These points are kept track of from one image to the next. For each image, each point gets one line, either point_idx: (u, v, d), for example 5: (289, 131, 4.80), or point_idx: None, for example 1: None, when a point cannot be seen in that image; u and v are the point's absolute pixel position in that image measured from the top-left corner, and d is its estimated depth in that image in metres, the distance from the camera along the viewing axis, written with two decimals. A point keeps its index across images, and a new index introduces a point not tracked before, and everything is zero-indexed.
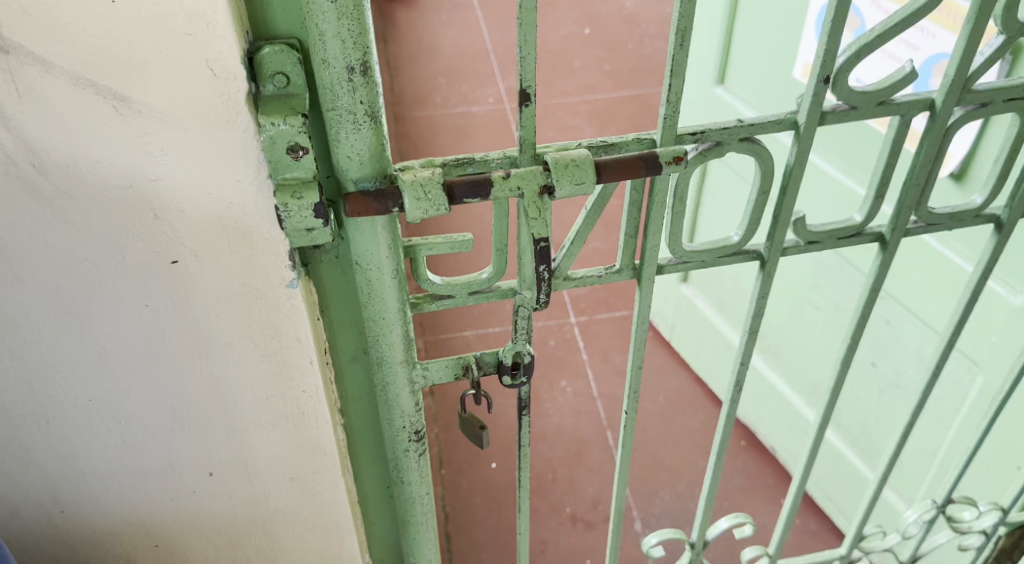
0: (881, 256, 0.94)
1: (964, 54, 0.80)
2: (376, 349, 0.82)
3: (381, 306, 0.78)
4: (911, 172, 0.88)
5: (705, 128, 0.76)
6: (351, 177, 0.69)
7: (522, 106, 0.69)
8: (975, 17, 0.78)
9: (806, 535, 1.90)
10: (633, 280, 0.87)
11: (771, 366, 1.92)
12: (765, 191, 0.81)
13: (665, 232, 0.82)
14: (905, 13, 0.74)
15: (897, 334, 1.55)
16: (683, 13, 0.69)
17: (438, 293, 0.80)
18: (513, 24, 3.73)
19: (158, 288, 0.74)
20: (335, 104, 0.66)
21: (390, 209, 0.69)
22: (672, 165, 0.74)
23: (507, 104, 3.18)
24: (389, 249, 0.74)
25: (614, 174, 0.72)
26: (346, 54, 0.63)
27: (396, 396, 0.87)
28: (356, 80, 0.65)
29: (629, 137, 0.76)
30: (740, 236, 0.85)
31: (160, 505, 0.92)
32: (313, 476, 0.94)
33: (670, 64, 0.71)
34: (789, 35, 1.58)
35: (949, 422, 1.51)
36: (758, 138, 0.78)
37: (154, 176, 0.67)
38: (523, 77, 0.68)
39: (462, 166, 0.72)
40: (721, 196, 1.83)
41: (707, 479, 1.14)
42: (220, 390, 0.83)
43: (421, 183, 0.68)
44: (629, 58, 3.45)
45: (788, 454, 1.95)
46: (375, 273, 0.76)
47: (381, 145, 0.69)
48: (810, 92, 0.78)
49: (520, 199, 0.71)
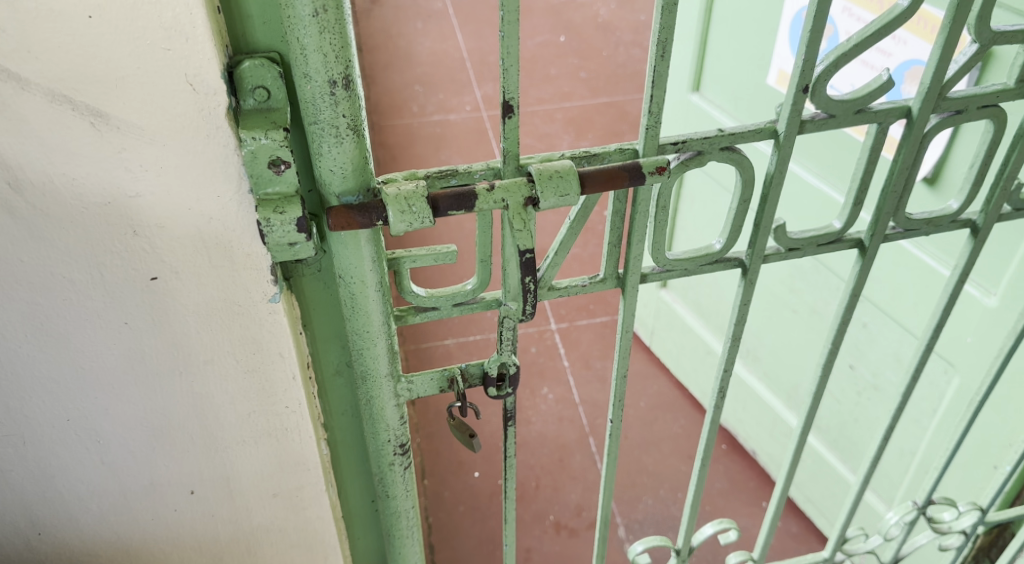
0: (860, 263, 0.95)
1: (940, 65, 0.81)
2: (360, 363, 0.83)
3: (365, 318, 0.79)
4: (889, 179, 0.89)
5: (687, 137, 0.77)
6: (334, 192, 0.69)
7: (506, 118, 0.69)
8: (951, 26, 0.79)
9: (788, 538, 1.92)
10: (617, 289, 0.87)
11: (751, 370, 1.94)
12: (746, 200, 0.82)
13: (648, 241, 0.83)
14: (883, 23, 0.75)
15: (873, 335, 1.57)
16: (663, 23, 0.69)
17: (423, 305, 0.80)
18: (487, 33, 3.74)
19: (138, 306, 0.75)
20: (316, 117, 0.66)
21: (374, 223, 0.69)
22: (655, 175, 0.74)
23: (484, 113, 3.19)
24: (371, 263, 0.75)
25: (597, 186, 0.72)
26: (328, 68, 0.63)
27: (380, 409, 0.87)
28: (339, 93, 0.65)
29: (611, 147, 0.76)
30: (722, 244, 0.86)
31: (140, 526, 0.92)
32: (296, 492, 0.94)
33: (651, 77, 0.71)
34: (762, 41, 1.60)
35: (926, 422, 1.53)
36: (738, 147, 0.79)
37: (133, 193, 0.68)
38: (506, 89, 0.68)
39: (445, 178, 0.72)
40: (698, 201, 1.85)
41: (692, 485, 1.14)
42: (203, 408, 0.84)
43: (405, 197, 0.68)
44: (604, 65, 3.48)
45: (769, 457, 1.97)
46: (357, 286, 0.76)
47: (364, 157, 0.69)
48: (790, 101, 0.79)
49: (505, 210, 0.72)
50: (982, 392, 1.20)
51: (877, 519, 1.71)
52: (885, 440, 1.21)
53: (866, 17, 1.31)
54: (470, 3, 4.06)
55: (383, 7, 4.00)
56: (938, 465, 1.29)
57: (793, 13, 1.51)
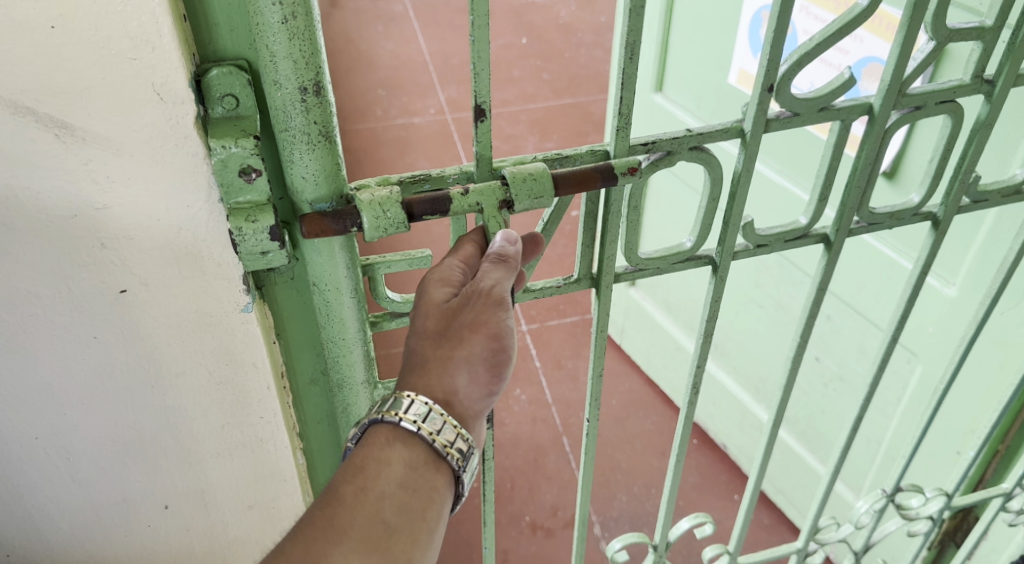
0: (826, 257, 0.97)
1: (899, 63, 0.83)
2: (336, 371, 0.83)
3: (340, 326, 0.78)
4: (852, 176, 0.90)
5: (656, 138, 0.78)
6: (306, 199, 0.69)
7: (478, 122, 0.69)
8: (908, 25, 0.80)
9: (760, 529, 1.95)
10: (590, 289, 0.88)
11: (719, 365, 1.96)
12: (715, 199, 0.83)
13: (621, 241, 0.83)
14: (842, 22, 0.76)
15: (838, 328, 1.60)
16: (631, 26, 0.70)
17: (399, 311, 0.80)
18: (449, 35, 3.74)
19: (108, 319, 0.74)
20: (288, 124, 0.65)
21: (349, 229, 0.69)
22: (626, 176, 0.75)
23: (449, 115, 3.18)
24: (346, 270, 0.74)
25: (570, 187, 0.73)
26: (298, 75, 0.63)
27: (358, 416, 0.87)
28: (309, 100, 0.64)
29: (582, 149, 0.76)
30: (693, 242, 0.87)
31: (113, 543, 0.91)
32: (273, 502, 0.94)
33: (621, 79, 0.72)
34: (723, 41, 1.62)
35: (892, 411, 1.56)
36: (706, 146, 0.80)
37: (100, 205, 0.67)
38: (478, 95, 0.68)
39: (418, 183, 0.72)
40: (665, 199, 1.87)
41: (668, 483, 1.15)
42: (175, 420, 0.83)
43: (380, 202, 0.68)
44: (567, 67, 3.49)
45: (739, 450, 1.99)
46: (331, 293, 0.76)
47: (337, 164, 0.69)
48: (756, 101, 0.80)
49: (479, 212, 0.72)
50: (944, 381, 1.22)
51: (847, 508, 1.74)
52: (853, 431, 1.23)
53: (824, 16, 1.33)
54: (431, 6, 4.06)
55: (344, 11, 3.98)
56: (901, 460, 1.33)
57: (753, 13, 1.53)
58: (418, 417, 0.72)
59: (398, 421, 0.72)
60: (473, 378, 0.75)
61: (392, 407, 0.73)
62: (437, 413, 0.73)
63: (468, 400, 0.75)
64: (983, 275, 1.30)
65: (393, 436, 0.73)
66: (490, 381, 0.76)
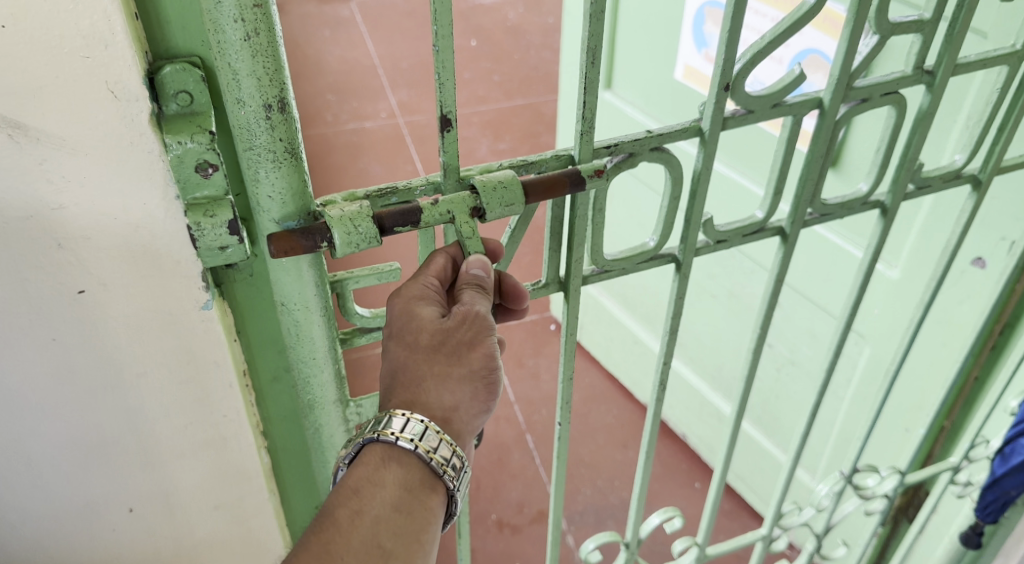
0: (783, 250, 1.00)
1: (847, 57, 0.86)
2: (307, 389, 0.85)
3: (311, 346, 0.80)
4: (805, 170, 0.94)
5: (618, 141, 0.80)
6: (273, 217, 0.70)
7: (446, 132, 0.71)
8: (854, 23, 0.84)
9: (722, 515, 1.99)
10: (559, 293, 0.90)
11: (676, 356, 2.00)
12: (676, 198, 0.86)
13: (587, 244, 0.86)
14: (792, 20, 0.80)
15: (788, 315, 1.65)
16: (592, 32, 0.72)
17: (368, 325, 0.83)
18: (398, 39, 3.74)
19: (67, 321, 0.74)
20: (252, 143, 0.66)
21: (318, 245, 0.69)
22: (593, 178, 0.77)
23: (401, 119, 3.18)
24: (314, 287, 0.76)
25: (539, 194, 0.75)
26: (262, 92, 0.64)
27: (329, 431, 0.90)
28: (274, 116, 0.66)
29: (548, 154, 0.78)
30: (655, 241, 0.89)
31: (77, 550, 0.90)
32: (239, 503, 0.94)
33: (583, 83, 0.74)
34: (668, 38, 1.66)
35: (843, 393, 1.61)
36: (667, 147, 0.82)
37: (56, 206, 0.67)
38: (444, 104, 0.70)
39: (386, 196, 0.73)
40: (618, 196, 1.94)
41: (638, 482, 1.17)
42: (138, 422, 0.83)
43: (350, 217, 0.69)
44: (517, 68, 3.52)
45: (699, 439, 2.03)
46: (301, 313, 0.77)
47: (303, 181, 0.70)
48: (713, 100, 0.83)
49: (452, 222, 0.74)
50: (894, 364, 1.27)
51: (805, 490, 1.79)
52: (810, 418, 1.27)
53: (775, 15, 1.39)
54: (378, 10, 4.05)
55: (289, 17, 3.95)
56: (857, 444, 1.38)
57: (696, 9, 1.56)
58: (414, 435, 0.74)
59: (394, 441, 0.74)
60: (471, 396, 0.78)
61: (384, 427, 0.75)
62: (432, 431, 0.75)
63: (467, 416, 0.78)
64: (924, 257, 1.35)
65: (388, 455, 0.75)
66: (486, 399, 0.79)
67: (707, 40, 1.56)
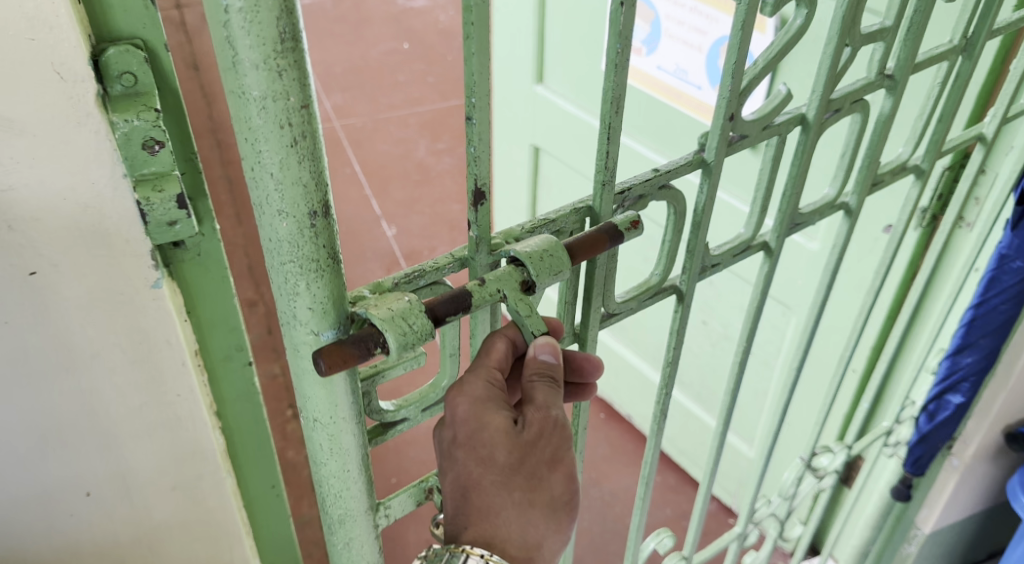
0: (768, 263, 1.06)
1: (831, 75, 0.92)
2: (336, 501, 0.82)
3: (342, 457, 0.79)
4: (788, 185, 1.00)
5: (631, 184, 0.85)
6: (314, 328, 0.70)
7: (479, 206, 0.72)
8: (837, 42, 0.90)
9: (667, 489, 2.07)
10: (575, 342, 0.93)
11: (618, 339, 2.09)
12: (677, 230, 0.91)
13: (602, 289, 0.89)
14: (784, 42, 0.85)
15: (719, 291, 1.73)
16: (614, 81, 0.75)
17: (393, 418, 0.83)
18: (328, 42, 3.73)
19: (20, 304, 0.76)
20: (294, 254, 0.67)
21: (372, 351, 0.67)
22: (632, 230, 0.79)
23: (336, 123, 3.20)
24: (348, 400, 0.75)
25: (583, 254, 0.76)
26: (307, 199, 0.65)
27: (361, 545, 0.87)
28: (316, 223, 0.66)
29: (567, 208, 0.81)
30: (659, 275, 0.94)
31: (35, 538, 0.91)
32: (196, 483, 0.96)
33: (607, 133, 0.77)
34: (592, 31, 1.73)
35: (774, 362, 1.69)
36: (672, 184, 0.87)
37: (5, 186, 0.69)
38: (477, 177, 0.71)
39: (414, 280, 0.74)
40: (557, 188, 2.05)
41: (635, 520, 1.15)
42: (91, 404, 0.85)
43: (403, 315, 0.67)
44: (450, 70, 3.57)
45: (643, 418, 2.12)
46: (333, 426, 0.76)
47: (339, 290, 0.70)
48: (718, 131, 0.86)
49: (505, 302, 0.74)
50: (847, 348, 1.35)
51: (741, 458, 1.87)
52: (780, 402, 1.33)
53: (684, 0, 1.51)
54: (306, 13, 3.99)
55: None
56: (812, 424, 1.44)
57: None
58: None
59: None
60: (546, 518, 0.78)
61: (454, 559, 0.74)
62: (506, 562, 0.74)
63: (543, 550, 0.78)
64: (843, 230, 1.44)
65: None
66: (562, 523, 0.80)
67: (633, 32, 1.66)
